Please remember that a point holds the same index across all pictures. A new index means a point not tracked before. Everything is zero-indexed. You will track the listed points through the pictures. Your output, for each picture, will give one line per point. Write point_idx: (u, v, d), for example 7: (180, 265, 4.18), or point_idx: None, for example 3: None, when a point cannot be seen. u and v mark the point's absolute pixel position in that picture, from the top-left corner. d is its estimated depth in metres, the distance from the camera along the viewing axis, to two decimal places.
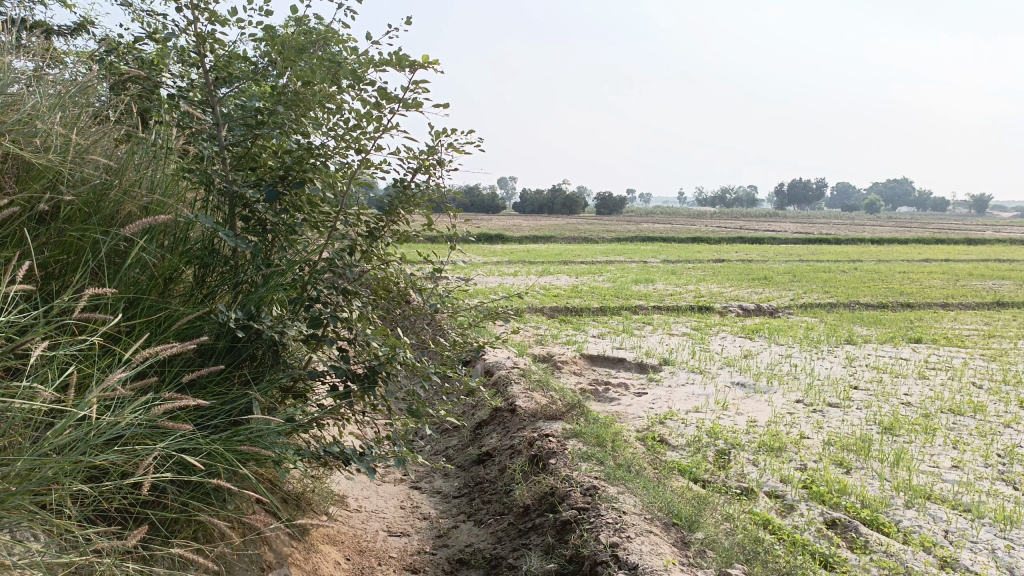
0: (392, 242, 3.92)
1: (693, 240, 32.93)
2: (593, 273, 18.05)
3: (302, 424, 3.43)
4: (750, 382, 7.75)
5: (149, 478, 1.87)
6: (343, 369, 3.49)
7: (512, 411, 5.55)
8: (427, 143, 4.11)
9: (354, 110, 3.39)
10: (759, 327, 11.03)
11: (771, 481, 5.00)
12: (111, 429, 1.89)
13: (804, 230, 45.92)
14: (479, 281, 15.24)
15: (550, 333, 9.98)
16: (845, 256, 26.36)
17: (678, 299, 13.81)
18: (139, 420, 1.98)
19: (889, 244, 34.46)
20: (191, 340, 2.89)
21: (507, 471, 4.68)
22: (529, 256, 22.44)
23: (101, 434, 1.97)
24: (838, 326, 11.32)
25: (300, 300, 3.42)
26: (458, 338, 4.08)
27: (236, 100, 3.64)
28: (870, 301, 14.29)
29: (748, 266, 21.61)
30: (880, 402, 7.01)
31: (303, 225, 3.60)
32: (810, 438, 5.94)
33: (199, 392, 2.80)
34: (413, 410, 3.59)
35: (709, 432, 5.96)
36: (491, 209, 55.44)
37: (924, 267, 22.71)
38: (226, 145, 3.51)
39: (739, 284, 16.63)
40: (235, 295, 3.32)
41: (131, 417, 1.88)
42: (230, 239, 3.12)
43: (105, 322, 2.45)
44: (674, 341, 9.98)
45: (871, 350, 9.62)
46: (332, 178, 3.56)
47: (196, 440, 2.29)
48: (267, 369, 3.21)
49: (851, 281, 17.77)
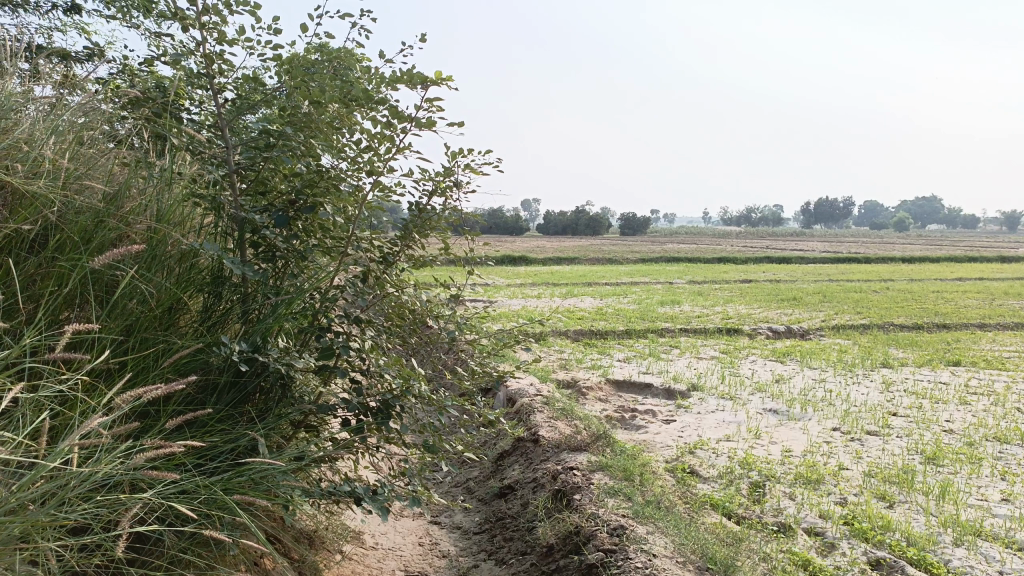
0: (407, 268, 3.75)
1: (719, 261, 32.58)
2: (618, 295, 17.82)
3: (312, 461, 3.26)
4: (783, 409, 7.46)
5: (126, 534, 1.69)
6: (355, 403, 3.31)
7: (535, 441, 5.34)
8: (444, 164, 3.95)
9: (366, 131, 3.23)
10: (791, 350, 10.71)
11: (810, 517, 4.74)
12: (87, 481, 1.72)
13: (832, 249, 45.23)
14: (502, 304, 15.07)
15: (574, 357, 9.77)
16: (876, 276, 25.85)
17: (705, 321, 13.52)
18: (118, 470, 1.81)
19: (921, 263, 33.78)
20: (192, 375, 2.73)
21: (529, 506, 4.47)
22: (553, 278, 22.26)
23: (78, 486, 1.80)
24: (872, 349, 10.98)
25: (311, 329, 3.26)
26: (478, 367, 3.89)
27: (245, 122, 3.51)
28: (904, 322, 13.90)
29: (776, 286, 21.24)
30: (921, 430, 6.69)
31: (315, 251, 3.45)
32: (849, 469, 5.65)
33: (199, 431, 2.63)
34: (430, 446, 3.41)
35: (741, 462, 5.71)
36: (515, 231, 55.43)
37: (958, 285, 22.17)
38: (235, 169, 3.38)
39: (769, 306, 16.27)
40: (243, 325, 3.17)
41: (108, 468, 1.71)
42: (235, 267, 2.97)
43: (92, 359, 2.29)
44: (702, 364, 9.71)
45: (909, 374, 9.27)
46: (343, 202, 3.41)
47: (186, 488, 2.12)
48: (274, 402, 3.05)
49: (883, 302, 17.35)
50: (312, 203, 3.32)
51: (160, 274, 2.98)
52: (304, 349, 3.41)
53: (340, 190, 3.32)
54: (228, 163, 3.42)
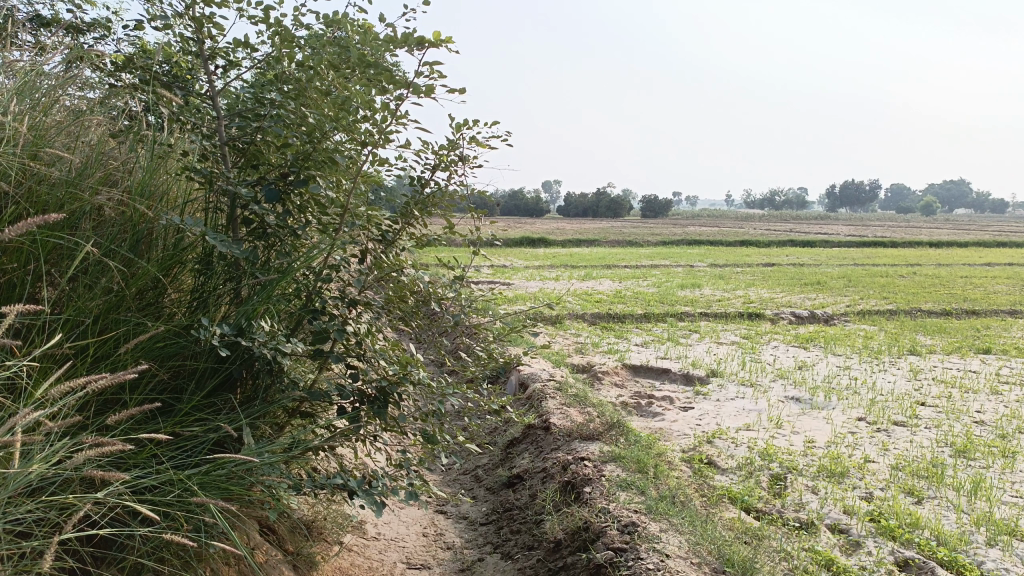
0: (409, 247, 3.54)
1: (741, 244, 32.14)
2: (637, 278, 17.52)
3: (306, 450, 3.09)
4: (806, 397, 7.20)
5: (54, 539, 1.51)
6: (350, 390, 3.12)
7: (546, 428, 5.16)
8: (449, 136, 3.74)
9: (362, 98, 3.01)
10: (814, 335, 10.41)
11: (833, 513, 4.52)
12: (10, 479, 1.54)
13: (858, 233, 44.48)
14: (518, 286, 14.86)
15: (590, 341, 9.55)
16: (902, 260, 25.34)
17: (726, 304, 13.24)
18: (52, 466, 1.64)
19: (949, 247, 33.08)
20: (169, 360, 2.56)
21: (538, 498, 4.28)
22: (572, 260, 21.99)
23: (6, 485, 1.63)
24: (899, 336, 10.65)
25: (303, 312, 3.07)
26: (483, 352, 3.68)
27: (237, 92, 3.32)
28: (932, 308, 13.50)
29: (799, 270, 20.79)
30: (951, 421, 6.41)
31: (309, 228, 3.26)
32: (875, 462, 5.40)
33: (172, 421, 2.47)
34: (429, 437, 3.21)
35: (762, 453, 5.48)
36: (535, 213, 55.10)
37: (987, 271, 21.61)
38: (226, 140, 3.19)
39: (791, 290, 15.91)
40: (232, 307, 3.00)
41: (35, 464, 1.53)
42: (219, 244, 2.78)
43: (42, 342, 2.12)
44: (722, 350, 9.45)
45: (937, 362, 8.96)
46: (339, 175, 3.21)
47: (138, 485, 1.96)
48: (264, 388, 2.90)
49: (909, 287, 16.91)
50: (305, 175, 3.11)
51: (141, 257, 2.82)
52: (296, 332, 3.23)
53: (335, 162, 3.11)
54: (220, 135, 3.25)
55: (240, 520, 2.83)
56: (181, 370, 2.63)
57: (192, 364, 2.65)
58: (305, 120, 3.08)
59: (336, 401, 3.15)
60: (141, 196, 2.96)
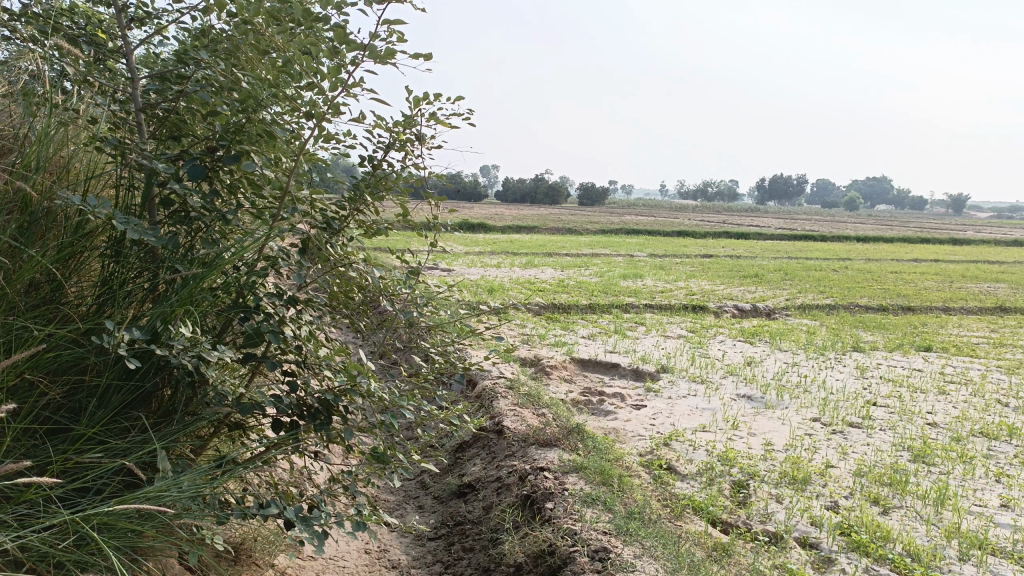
0: (357, 236, 3.10)
1: (679, 234, 32.33)
2: (580, 267, 17.28)
3: (233, 470, 2.66)
4: (758, 395, 7.03)
5: None
6: (287, 402, 2.68)
7: (498, 433, 4.82)
8: (405, 112, 3.32)
9: (308, 62, 2.55)
10: (759, 330, 10.32)
11: (801, 525, 4.28)
12: None
13: (789, 226, 45.44)
14: (459, 273, 14.40)
15: (536, 332, 9.22)
16: (833, 254, 25.84)
17: (669, 296, 13.09)
18: None
19: (875, 242, 34.03)
20: (61, 373, 2.10)
21: (493, 512, 3.92)
22: (512, 247, 21.59)
23: None
24: (841, 331, 10.67)
25: (233, 311, 2.61)
26: (440, 356, 3.29)
27: (154, 51, 2.81)
28: (869, 303, 13.65)
29: (738, 262, 20.91)
30: (905, 422, 6.33)
31: (240, 212, 2.79)
32: (836, 467, 5.22)
33: (65, 450, 2.03)
34: (379, 456, 2.80)
35: (721, 457, 5.24)
36: (473, 197, 54.56)
37: (915, 267, 22.14)
38: (142, 106, 2.70)
39: (732, 282, 15.91)
40: (146, 305, 2.52)
41: None
42: (131, 230, 2.30)
43: None
44: (670, 344, 9.25)
45: (882, 359, 8.95)
46: (277, 151, 2.73)
47: None
48: (184, 401, 2.45)
49: (845, 281, 17.13)
50: (237, 149, 2.62)
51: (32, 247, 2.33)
52: (223, 333, 2.77)
53: (273, 136, 2.63)
54: (136, 100, 2.74)
55: (152, 557, 2.38)
56: (78, 386, 2.17)
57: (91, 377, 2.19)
58: (238, 85, 2.60)
59: (271, 414, 2.71)
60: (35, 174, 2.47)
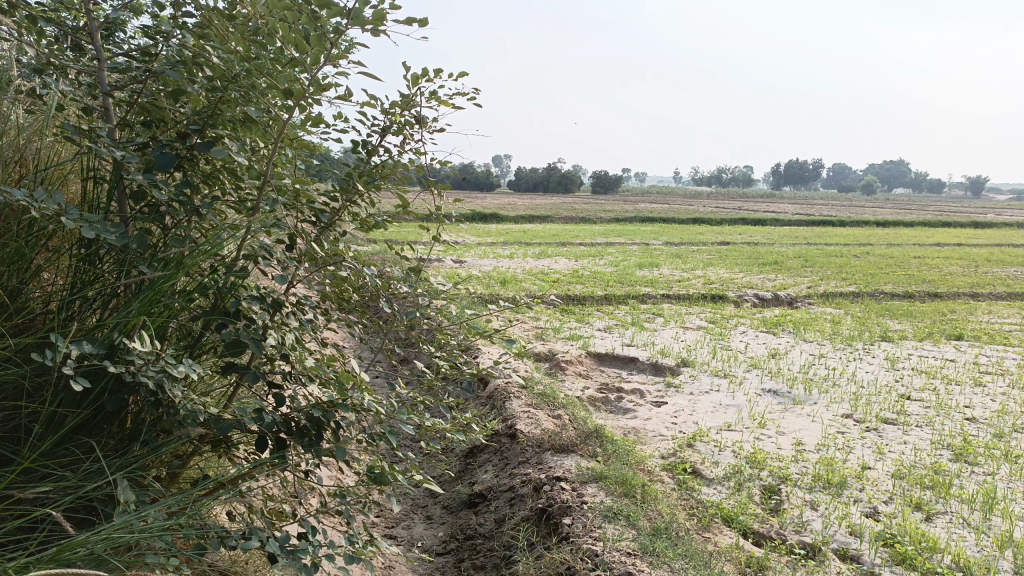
0: (352, 231, 2.80)
1: (694, 221, 31.87)
2: (594, 256, 16.93)
3: (213, 495, 2.37)
4: (785, 390, 6.69)
5: None
6: (272, 418, 2.39)
7: (513, 437, 4.53)
8: (402, 91, 3.02)
9: (285, 33, 2.22)
10: (782, 320, 9.95)
11: (840, 535, 3.96)
12: None
13: (805, 212, 44.77)
14: (471, 265, 14.10)
15: (550, 325, 8.91)
16: (851, 240, 25.32)
17: (687, 285, 12.73)
18: None
19: (895, 227, 33.42)
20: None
21: (506, 527, 3.64)
22: (526, 237, 21.23)
23: None
24: (866, 320, 10.29)
25: (208, 317, 2.32)
26: (446, 361, 2.99)
27: (122, 26, 2.52)
28: (894, 290, 13.22)
29: (756, 249, 20.46)
30: (942, 418, 5.98)
31: (217, 206, 2.50)
32: (873, 469, 4.89)
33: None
34: (377, 477, 2.50)
35: (750, 459, 4.92)
36: (486, 187, 54.19)
37: (939, 252, 21.60)
38: (107, 88, 2.42)
39: (751, 270, 15.51)
40: (107, 312, 2.29)
41: None
42: (86, 229, 2.00)
43: None
44: (690, 335, 8.91)
45: (912, 349, 8.58)
46: (257, 136, 2.43)
47: None
48: (151, 422, 2.17)
49: (867, 267, 16.69)
50: (209, 134, 2.33)
51: None
52: (201, 342, 2.48)
53: (250, 120, 2.33)
54: (100, 83, 2.46)
55: None
56: (17, 413, 1.90)
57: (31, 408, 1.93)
58: (208, 62, 2.31)
59: (254, 432, 2.42)
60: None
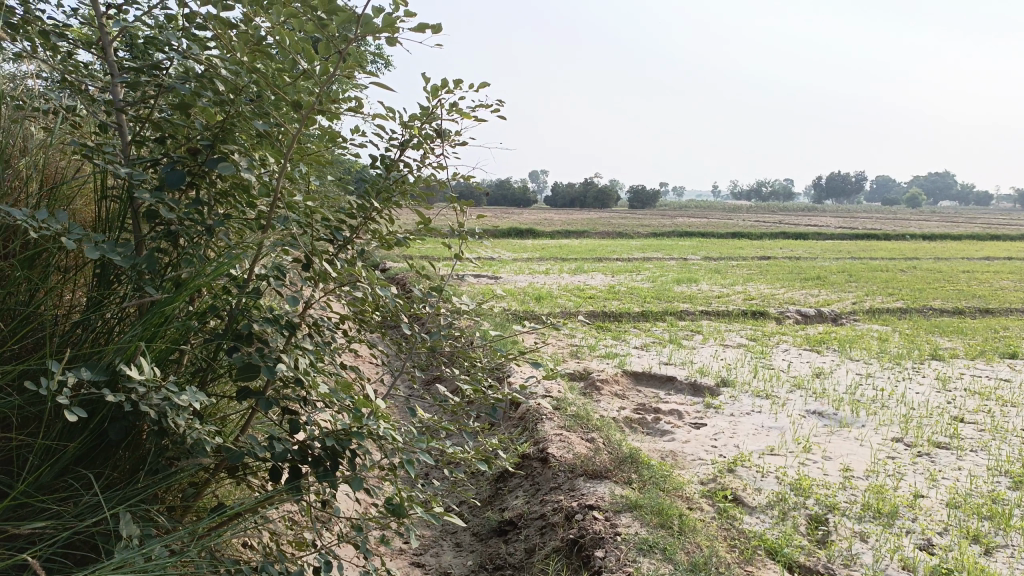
0: (372, 249, 2.69)
1: (733, 236, 31.39)
2: (631, 272, 16.69)
3: (224, 528, 2.27)
4: (830, 412, 6.42)
5: None
6: (284, 447, 2.28)
7: (544, 461, 4.38)
8: (423, 104, 2.93)
9: (294, 43, 2.13)
10: (826, 338, 9.62)
11: (892, 569, 3.72)
12: None
13: (848, 225, 43.85)
14: (507, 282, 13.98)
15: (586, 343, 8.73)
16: (896, 254, 24.66)
17: (727, 301, 12.44)
18: None
19: (943, 241, 32.47)
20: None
21: (536, 559, 3.48)
22: (562, 252, 21.05)
23: None
24: (915, 337, 9.92)
25: (220, 341, 2.23)
26: (471, 385, 2.86)
27: (136, 41, 2.47)
28: (943, 306, 12.76)
29: (798, 264, 20.01)
30: (1000, 442, 5.66)
31: (231, 224, 2.42)
32: (926, 497, 4.63)
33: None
34: (395, 509, 2.37)
35: (794, 485, 4.68)
36: (522, 202, 54.19)
37: (988, 266, 20.89)
38: (119, 105, 2.36)
39: (793, 286, 15.13)
40: (114, 334, 2.26)
41: None
42: (95, 250, 1.91)
43: None
44: (730, 354, 8.66)
45: (964, 368, 8.21)
46: (270, 151, 2.34)
47: None
48: (158, 451, 2.11)
49: (915, 282, 16.19)
50: (220, 150, 2.25)
51: None
52: (214, 365, 2.39)
53: (261, 133, 2.24)
54: (113, 100, 2.40)
55: None
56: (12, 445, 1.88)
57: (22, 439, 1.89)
58: (219, 76, 2.24)
59: (268, 462, 2.31)
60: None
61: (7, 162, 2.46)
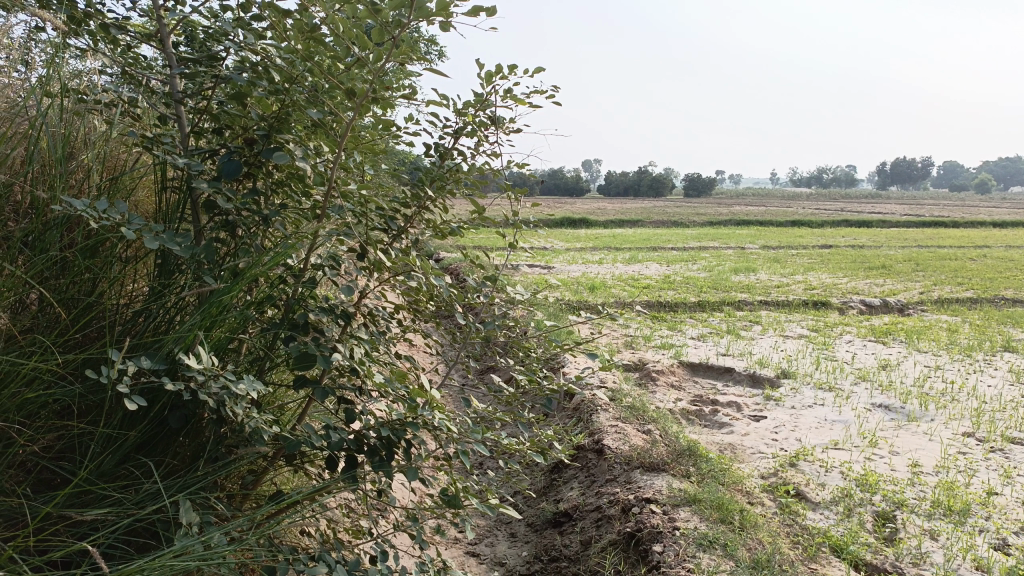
0: (426, 238, 2.66)
1: (793, 223, 30.64)
2: (687, 261, 16.43)
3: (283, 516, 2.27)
4: (897, 405, 6.19)
5: None
6: (339, 437, 2.27)
7: (599, 453, 4.33)
8: (477, 91, 2.88)
9: (346, 29, 2.10)
10: (892, 328, 9.31)
11: (965, 570, 3.56)
12: None
13: (914, 212, 42.40)
14: (560, 271, 13.90)
15: (641, 334, 8.61)
16: (965, 241, 23.72)
17: (786, 291, 12.13)
18: None
19: (1015, 228, 31.13)
20: (49, 421, 1.89)
21: (592, 552, 3.43)
22: (616, 241, 20.84)
23: None
24: (987, 328, 9.52)
25: (277, 330, 2.23)
26: (526, 376, 2.81)
27: (194, 33, 2.48)
28: (1017, 295, 12.22)
29: (861, 253, 19.40)
30: None
31: (287, 214, 2.42)
32: (1001, 495, 4.42)
33: (48, 515, 1.81)
34: (451, 499, 2.34)
35: (859, 480, 4.53)
36: (576, 192, 53.91)
37: None
38: (177, 96, 2.38)
39: (856, 275, 14.68)
40: (174, 324, 2.29)
41: None
42: (156, 240, 1.92)
43: None
44: (790, 345, 8.44)
45: None
46: (324, 140, 2.32)
47: None
48: (216, 439, 2.13)
49: (986, 271, 15.56)
50: (276, 139, 2.24)
51: (39, 271, 2.13)
52: (270, 355, 2.40)
53: (316, 122, 2.23)
54: (172, 92, 2.42)
55: None
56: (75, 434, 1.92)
57: (83, 427, 1.92)
58: (274, 65, 2.23)
59: (324, 451, 2.31)
60: (57, 186, 2.28)
61: (71, 155, 2.50)
